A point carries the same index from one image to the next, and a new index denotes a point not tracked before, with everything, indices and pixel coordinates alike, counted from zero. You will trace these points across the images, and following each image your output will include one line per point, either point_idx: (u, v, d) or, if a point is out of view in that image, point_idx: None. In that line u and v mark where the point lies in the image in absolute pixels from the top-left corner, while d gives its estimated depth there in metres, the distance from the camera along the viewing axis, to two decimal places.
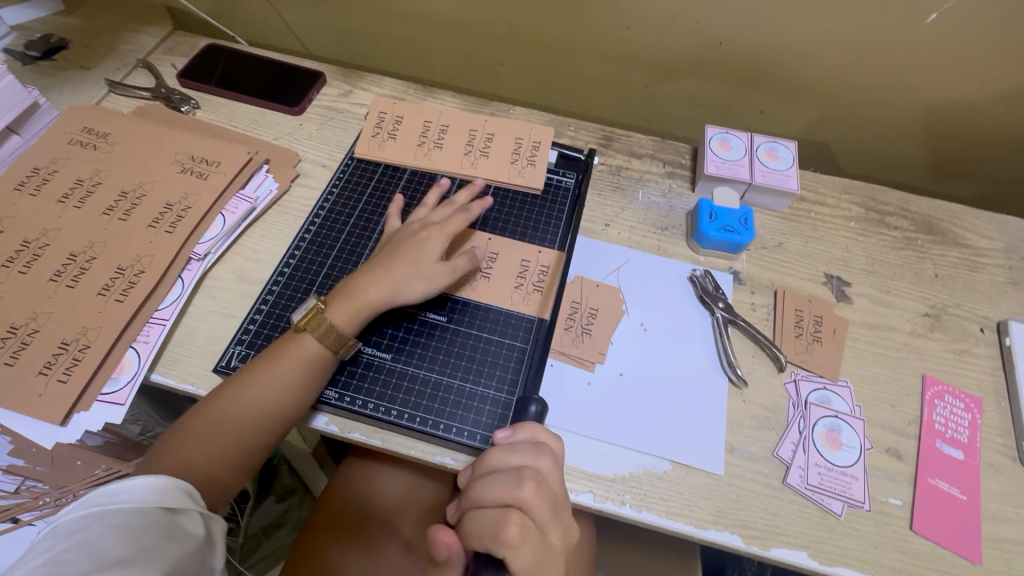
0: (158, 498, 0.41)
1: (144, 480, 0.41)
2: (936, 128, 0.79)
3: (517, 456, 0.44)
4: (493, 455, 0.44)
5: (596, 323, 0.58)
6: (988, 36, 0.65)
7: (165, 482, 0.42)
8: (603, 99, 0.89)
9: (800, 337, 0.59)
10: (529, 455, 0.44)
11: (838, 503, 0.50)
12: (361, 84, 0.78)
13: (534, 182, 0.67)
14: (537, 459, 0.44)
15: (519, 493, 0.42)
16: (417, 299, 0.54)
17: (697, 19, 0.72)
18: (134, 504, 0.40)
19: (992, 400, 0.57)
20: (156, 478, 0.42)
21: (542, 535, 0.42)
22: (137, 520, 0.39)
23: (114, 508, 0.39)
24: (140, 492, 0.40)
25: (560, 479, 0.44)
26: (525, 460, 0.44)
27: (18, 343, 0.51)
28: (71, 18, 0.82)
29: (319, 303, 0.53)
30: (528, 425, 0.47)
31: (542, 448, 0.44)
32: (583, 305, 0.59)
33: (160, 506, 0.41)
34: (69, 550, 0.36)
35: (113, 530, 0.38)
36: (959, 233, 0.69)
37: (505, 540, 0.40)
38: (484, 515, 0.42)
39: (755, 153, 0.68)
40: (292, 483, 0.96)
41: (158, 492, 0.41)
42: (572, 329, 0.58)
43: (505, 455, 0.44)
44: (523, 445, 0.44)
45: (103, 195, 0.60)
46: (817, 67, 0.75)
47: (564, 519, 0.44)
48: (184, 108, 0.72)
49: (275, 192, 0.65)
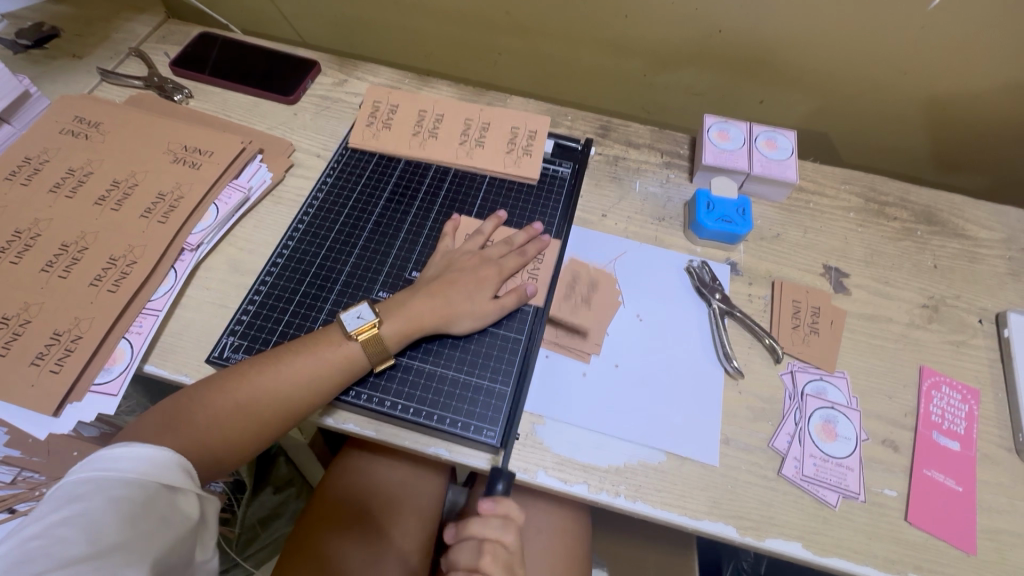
0: (157, 475, 0.41)
1: (145, 453, 0.41)
2: (937, 118, 0.78)
3: (487, 529, 0.49)
4: (469, 525, 0.49)
5: (595, 294, 0.59)
6: (991, 25, 0.64)
7: (168, 458, 0.42)
8: (602, 88, 0.88)
9: (797, 328, 0.59)
10: (496, 530, 0.49)
11: (833, 494, 0.50)
12: (356, 73, 0.77)
13: (530, 172, 0.66)
14: (503, 534, 0.49)
15: (479, 562, 0.48)
16: (438, 301, 0.54)
17: (696, 6, 0.71)
18: (134, 482, 0.39)
19: (989, 391, 0.57)
20: (161, 453, 0.42)
21: None
22: (135, 498, 0.39)
23: (113, 482, 0.39)
24: (139, 467, 0.40)
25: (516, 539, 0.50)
26: (491, 534, 0.49)
27: (10, 333, 0.51)
28: (63, 5, 0.81)
29: (377, 315, 0.52)
30: (506, 498, 0.49)
31: (510, 523, 0.49)
32: (584, 275, 0.60)
33: (160, 483, 0.41)
34: (66, 526, 0.35)
35: (112, 508, 0.37)
36: (959, 224, 0.68)
37: None
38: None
39: (754, 143, 0.67)
40: (289, 474, 0.96)
41: (160, 468, 0.41)
42: (571, 297, 0.59)
43: (477, 527, 0.49)
44: (493, 520, 0.49)
45: (95, 185, 0.60)
46: (817, 55, 0.74)
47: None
48: (178, 97, 0.72)
49: (269, 182, 0.65)
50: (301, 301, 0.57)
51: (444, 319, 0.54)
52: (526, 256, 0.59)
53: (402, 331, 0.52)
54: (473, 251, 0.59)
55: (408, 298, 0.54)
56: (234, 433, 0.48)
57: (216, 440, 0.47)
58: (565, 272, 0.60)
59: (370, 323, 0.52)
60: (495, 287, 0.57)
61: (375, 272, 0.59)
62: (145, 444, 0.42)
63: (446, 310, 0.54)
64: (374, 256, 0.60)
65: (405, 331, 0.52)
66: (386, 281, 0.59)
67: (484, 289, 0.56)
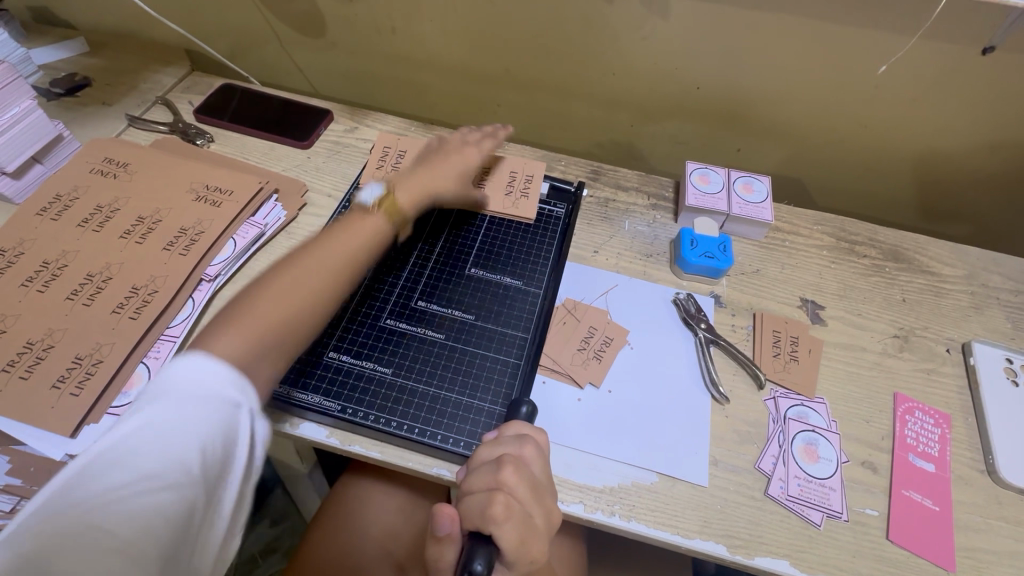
0: (215, 392, 0.38)
1: (204, 370, 0.39)
2: (900, 165, 0.85)
3: (501, 448, 0.47)
4: (479, 451, 0.47)
5: (608, 350, 0.61)
6: (937, 85, 0.72)
7: (226, 374, 0.40)
8: (592, 137, 0.95)
9: (778, 356, 0.63)
10: (512, 445, 0.47)
11: (817, 513, 0.52)
12: (365, 121, 0.84)
13: (526, 214, 0.71)
14: (521, 448, 0.46)
15: (499, 477, 0.44)
16: None
17: (676, 66, 0.79)
18: (194, 394, 0.37)
19: (959, 416, 0.60)
20: (220, 368, 0.40)
21: (526, 515, 0.43)
22: (221, 415, 0.37)
23: (173, 394, 0.37)
24: (197, 381, 0.38)
25: (543, 470, 0.46)
26: (509, 450, 0.46)
27: (33, 357, 0.53)
28: (95, 58, 0.88)
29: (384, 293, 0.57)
30: (515, 424, 0.50)
31: (526, 439, 0.47)
32: (599, 332, 0.63)
33: (221, 401, 0.38)
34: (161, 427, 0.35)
35: (200, 416, 0.37)
36: (923, 262, 0.74)
37: (492, 516, 0.42)
38: (471, 498, 0.43)
39: (732, 186, 0.73)
40: (285, 506, 0.97)
41: (220, 384, 0.39)
42: (585, 350, 0.61)
43: (492, 448, 0.47)
44: (506, 437, 0.48)
45: (121, 221, 0.64)
46: (786, 110, 0.81)
47: (546, 502, 0.45)
48: (200, 141, 0.77)
49: (284, 219, 0.69)
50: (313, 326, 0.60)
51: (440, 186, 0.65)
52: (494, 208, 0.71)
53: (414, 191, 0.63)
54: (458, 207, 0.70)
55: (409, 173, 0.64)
56: None
57: None
58: (582, 329, 0.63)
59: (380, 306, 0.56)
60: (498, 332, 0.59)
61: (383, 300, 0.63)
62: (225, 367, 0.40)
63: None
64: (382, 287, 0.64)
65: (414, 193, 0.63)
66: (393, 309, 0.62)
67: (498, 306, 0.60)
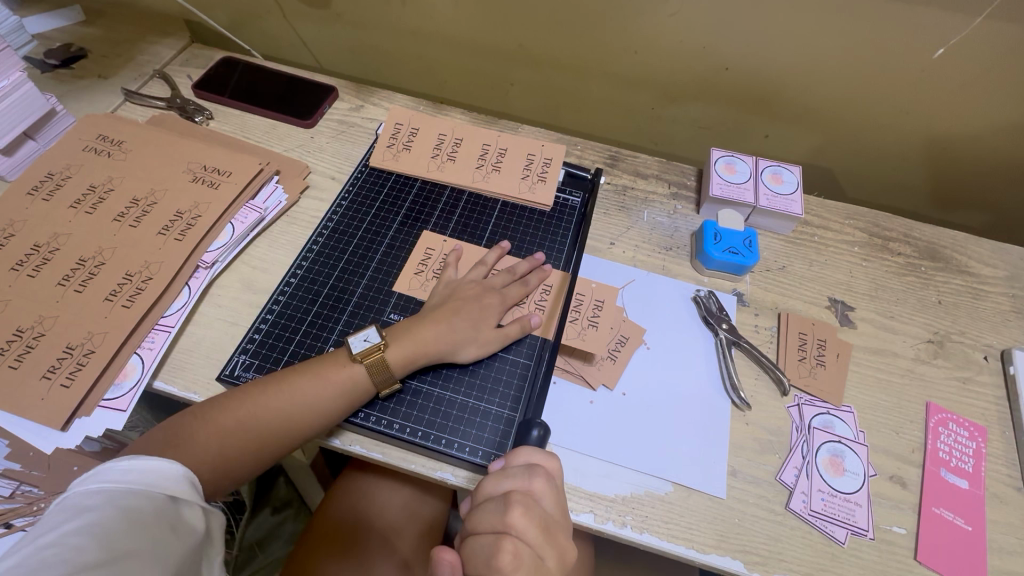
0: (165, 488, 0.42)
1: (155, 466, 0.43)
2: (941, 155, 0.80)
3: (509, 481, 0.44)
4: (485, 485, 0.45)
5: (623, 351, 0.58)
6: (992, 70, 0.66)
7: (177, 471, 0.44)
8: (610, 119, 0.90)
9: (804, 360, 0.59)
10: (520, 479, 0.44)
11: (842, 530, 0.50)
12: (371, 99, 0.79)
13: (544, 199, 0.67)
14: (530, 481, 0.44)
15: (508, 519, 0.42)
16: (464, 343, 0.54)
17: (705, 44, 0.73)
18: (142, 492, 0.41)
19: (996, 429, 0.57)
20: (170, 466, 0.44)
21: (538, 560, 0.41)
22: (146, 509, 0.40)
23: (122, 493, 0.40)
24: (150, 479, 0.42)
25: (555, 504, 0.44)
26: (517, 484, 0.44)
27: (24, 346, 0.51)
28: (91, 28, 0.84)
29: (384, 339, 0.53)
30: (524, 451, 0.47)
31: (535, 470, 0.44)
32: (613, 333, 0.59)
33: (167, 494, 0.42)
34: (79, 535, 0.37)
35: (122, 517, 0.39)
36: (961, 261, 0.69)
37: (500, 564, 0.40)
38: (479, 541, 0.42)
39: (760, 176, 0.68)
40: (288, 494, 0.96)
41: (168, 480, 0.43)
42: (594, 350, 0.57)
43: (498, 481, 0.45)
44: (514, 469, 0.45)
45: (115, 202, 0.61)
46: (820, 94, 0.76)
47: (560, 543, 0.43)
48: (198, 118, 0.73)
49: (284, 203, 0.66)
50: (313, 320, 0.57)
51: (447, 347, 0.53)
52: (529, 287, 0.59)
53: (406, 354, 0.52)
54: (445, 283, 0.59)
55: (413, 323, 0.54)
56: (237, 452, 0.48)
57: (213, 455, 0.47)
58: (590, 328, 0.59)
59: (375, 347, 0.52)
60: (498, 343, 0.55)
61: (386, 293, 0.60)
62: (159, 459, 0.44)
63: (424, 338, 0.53)
64: (386, 280, 0.61)
65: (408, 355, 0.52)
66: (398, 303, 0.59)
67: (489, 324, 0.56)
